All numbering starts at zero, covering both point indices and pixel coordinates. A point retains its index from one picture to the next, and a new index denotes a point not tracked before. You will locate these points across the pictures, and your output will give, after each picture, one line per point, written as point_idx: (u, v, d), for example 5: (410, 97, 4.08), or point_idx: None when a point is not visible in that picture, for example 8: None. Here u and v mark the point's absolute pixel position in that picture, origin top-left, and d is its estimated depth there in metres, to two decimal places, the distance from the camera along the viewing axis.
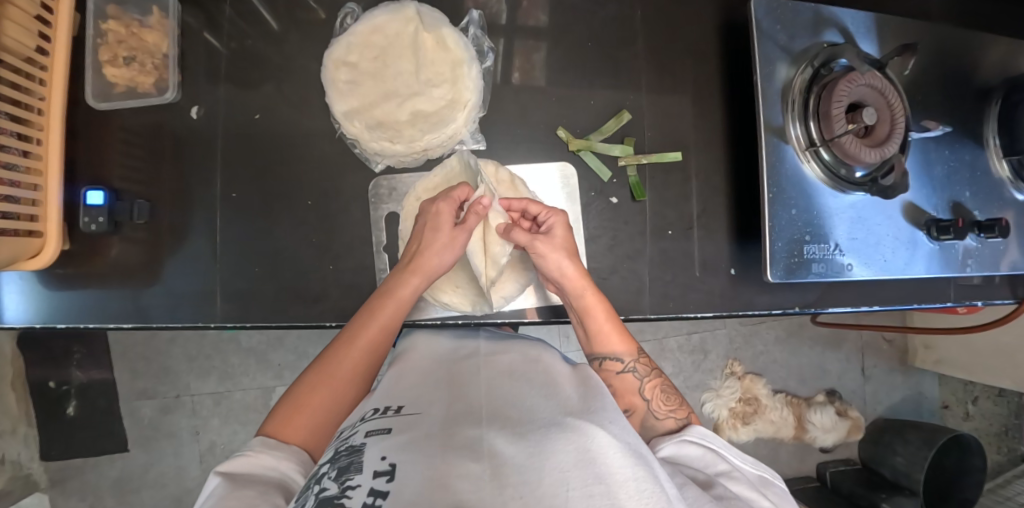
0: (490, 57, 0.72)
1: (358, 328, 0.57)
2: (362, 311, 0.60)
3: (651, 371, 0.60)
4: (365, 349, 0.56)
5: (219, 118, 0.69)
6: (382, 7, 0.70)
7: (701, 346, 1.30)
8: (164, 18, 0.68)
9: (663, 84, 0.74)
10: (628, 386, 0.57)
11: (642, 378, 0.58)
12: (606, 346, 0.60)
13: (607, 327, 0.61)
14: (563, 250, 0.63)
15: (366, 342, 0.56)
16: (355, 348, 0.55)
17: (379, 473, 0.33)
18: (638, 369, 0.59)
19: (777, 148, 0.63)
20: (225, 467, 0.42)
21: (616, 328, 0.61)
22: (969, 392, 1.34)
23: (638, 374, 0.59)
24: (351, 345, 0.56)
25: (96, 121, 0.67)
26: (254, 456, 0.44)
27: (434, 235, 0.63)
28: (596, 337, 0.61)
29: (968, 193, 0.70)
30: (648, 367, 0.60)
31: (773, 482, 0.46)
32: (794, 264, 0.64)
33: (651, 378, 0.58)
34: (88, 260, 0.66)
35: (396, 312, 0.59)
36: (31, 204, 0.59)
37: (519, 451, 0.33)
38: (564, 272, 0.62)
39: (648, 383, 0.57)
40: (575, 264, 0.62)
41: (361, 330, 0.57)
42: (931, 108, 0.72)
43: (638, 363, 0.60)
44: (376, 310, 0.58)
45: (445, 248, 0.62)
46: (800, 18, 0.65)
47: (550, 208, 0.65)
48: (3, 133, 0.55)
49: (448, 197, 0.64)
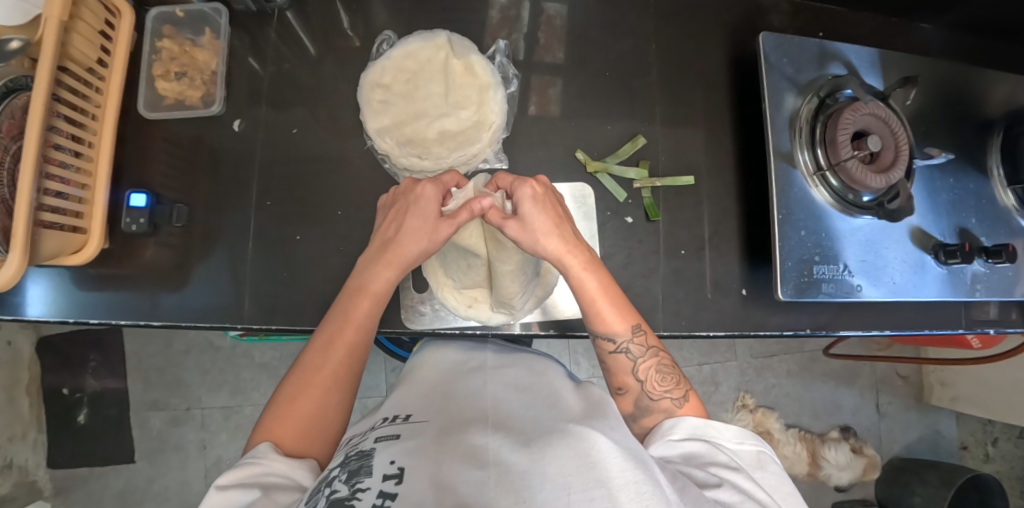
0: (513, 84, 0.77)
1: (339, 324, 0.56)
2: (336, 306, 0.59)
3: (648, 349, 0.57)
4: (350, 344, 0.55)
5: (257, 132, 0.73)
6: (416, 35, 0.75)
7: (712, 378, 1.29)
8: (215, 39, 0.74)
9: (676, 113, 0.78)
10: (622, 367, 0.57)
11: (636, 358, 0.56)
12: (600, 325, 0.58)
13: (599, 305, 0.58)
14: (542, 229, 0.59)
15: (349, 339, 0.55)
16: (339, 347, 0.55)
17: (387, 476, 0.36)
18: (633, 350, 0.57)
19: (785, 173, 0.66)
20: (241, 476, 0.42)
21: (615, 305, 0.58)
22: (989, 433, 1.30)
23: (632, 355, 0.57)
24: (336, 342, 0.55)
25: (144, 130, 0.72)
26: (269, 464, 0.44)
27: (416, 221, 0.60)
28: (590, 318, 0.58)
29: (974, 220, 0.72)
30: (644, 346, 0.57)
31: (768, 458, 0.48)
32: (804, 284, 0.65)
33: (647, 358, 0.56)
34: (124, 260, 0.69)
35: (371, 304, 0.58)
36: (78, 202, 0.63)
37: (523, 456, 0.36)
38: (552, 252, 0.59)
39: (643, 364, 0.56)
40: (559, 240, 0.59)
41: (342, 329, 0.56)
42: (935, 138, 0.75)
43: (634, 343, 0.57)
44: (354, 306, 0.58)
45: (417, 237, 0.60)
46: (806, 53, 0.69)
47: (514, 181, 0.60)
48: (61, 133, 0.58)
49: (435, 182, 0.62)
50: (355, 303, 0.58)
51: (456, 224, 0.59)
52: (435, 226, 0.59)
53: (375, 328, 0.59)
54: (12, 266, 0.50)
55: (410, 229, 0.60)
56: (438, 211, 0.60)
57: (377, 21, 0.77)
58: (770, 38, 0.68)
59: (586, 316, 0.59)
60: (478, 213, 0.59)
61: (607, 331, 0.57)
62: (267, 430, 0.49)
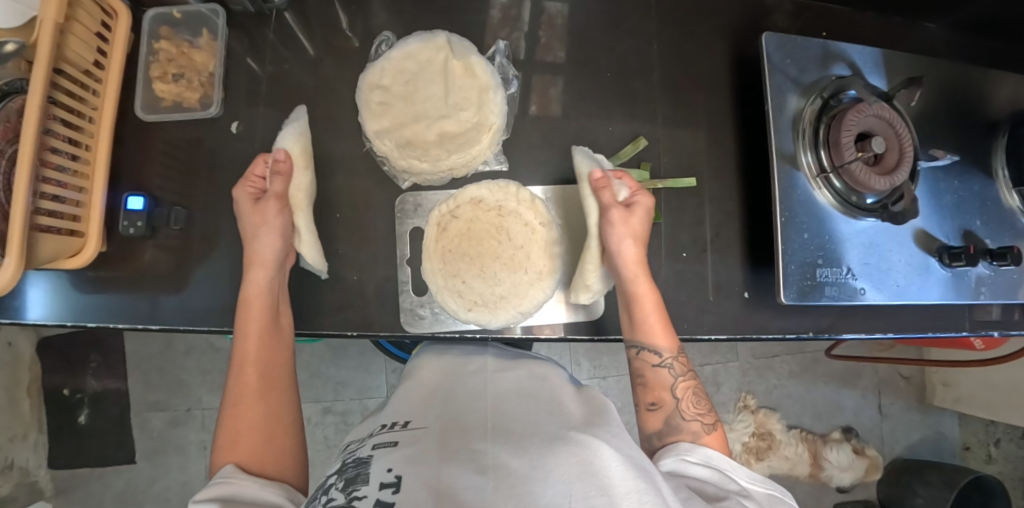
0: (514, 85, 0.76)
1: (241, 339, 0.59)
2: (236, 326, 0.61)
3: (687, 372, 0.59)
4: (257, 354, 0.58)
5: (255, 134, 0.73)
6: (415, 36, 0.74)
7: (713, 379, 1.28)
8: (212, 40, 0.73)
9: (678, 114, 0.77)
10: (661, 382, 0.57)
11: (677, 376, 0.58)
12: (648, 335, 0.59)
13: (655, 319, 0.60)
14: (634, 232, 0.64)
15: (254, 351, 0.58)
16: (248, 361, 0.58)
17: (383, 484, 0.35)
18: (675, 367, 0.58)
19: (788, 174, 0.66)
20: (208, 494, 0.43)
21: (663, 324, 0.60)
22: (991, 434, 1.29)
23: (673, 372, 0.58)
24: (244, 361, 0.58)
25: (142, 132, 0.71)
26: (238, 482, 0.45)
27: (247, 221, 0.64)
28: (637, 327, 0.60)
29: (978, 222, 0.71)
30: (685, 367, 0.59)
31: (781, 500, 0.46)
32: (807, 287, 0.65)
33: (686, 379, 0.58)
34: (122, 263, 0.69)
35: (266, 306, 0.61)
36: (76, 205, 0.62)
37: (524, 462, 0.35)
38: (626, 255, 0.63)
39: (682, 383, 0.57)
40: (638, 251, 0.63)
41: (245, 344, 0.58)
42: (939, 140, 0.74)
43: (676, 362, 0.59)
44: (248, 317, 0.60)
45: (262, 228, 0.63)
46: (809, 53, 0.68)
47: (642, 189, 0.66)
48: (58, 137, 0.58)
49: (243, 181, 0.65)
50: (247, 311, 0.60)
51: (278, 194, 0.64)
52: (258, 212, 0.63)
53: (281, 332, 0.62)
54: (9, 271, 0.50)
55: (249, 231, 0.63)
56: (255, 202, 0.64)
57: (376, 22, 0.76)
58: (773, 38, 0.67)
59: (636, 325, 0.61)
60: (598, 185, 0.65)
61: (653, 343, 0.59)
62: (227, 451, 0.50)
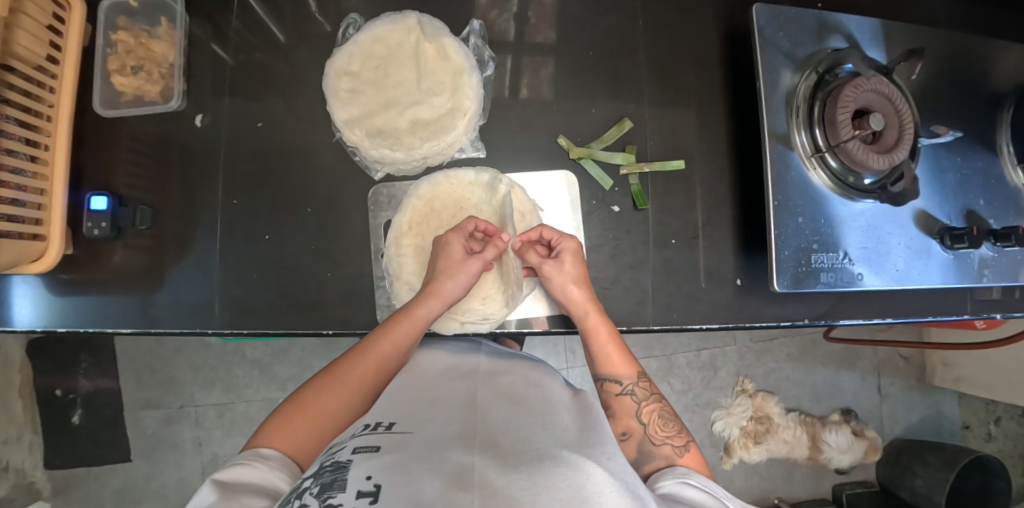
0: (490, 67, 0.73)
1: (374, 340, 0.57)
2: (374, 331, 0.58)
3: (651, 395, 0.57)
4: (384, 358, 0.56)
5: (222, 127, 0.70)
6: (384, 17, 0.71)
7: (710, 363, 1.27)
8: (172, 28, 0.70)
9: (664, 94, 0.74)
10: (626, 409, 0.55)
11: (641, 401, 0.56)
12: (608, 366, 0.58)
13: (609, 347, 0.59)
14: (571, 275, 0.63)
15: (383, 354, 0.56)
16: (371, 362, 0.55)
17: (361, 493, 0.32)
18: (637, 393, 0.57)
19: (781, 154, 0.62)
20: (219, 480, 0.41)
21: (620, 348, 0.59)
22: (991, 413, 1.28)
23: (637, 398, 0.56)
24: (361, 358, 0.55)
25: (106, 128, 0.68)
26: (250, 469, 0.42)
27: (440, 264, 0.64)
28: (597, 359, 0.59)
29: (981, 201, 0.68)
30: (648, 392, 0.57)
31: None
32: (802, 274, 0.62)
33: (649, 403, 0.56)
34: (90, 266, 0.66)
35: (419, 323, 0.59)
36: (36, 208, 0.60)
37: (513, 482, 0.32)
38: (570, 297, 0.63)
39: (646, 407, 0.55)
40: (581, 290, 0.62)
41: (378, 345, 0.56)
42: (942, 115, 0.70)
43: (637, 387, 0.57)
44: (398, 325, 0.58)
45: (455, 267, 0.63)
46: (804, 25, 0.64)
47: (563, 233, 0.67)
48: (13, 137, 0.56)
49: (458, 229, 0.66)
50: (400, 323, 0.58)
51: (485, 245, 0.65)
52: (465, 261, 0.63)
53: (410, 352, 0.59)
54: None
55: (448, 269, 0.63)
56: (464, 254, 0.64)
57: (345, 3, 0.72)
58: (764, 9, 0.63)
59: (594, 358, 0.60)
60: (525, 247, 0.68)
61: (614, 373, 0.58)
62: (270, 435, 0.47)
